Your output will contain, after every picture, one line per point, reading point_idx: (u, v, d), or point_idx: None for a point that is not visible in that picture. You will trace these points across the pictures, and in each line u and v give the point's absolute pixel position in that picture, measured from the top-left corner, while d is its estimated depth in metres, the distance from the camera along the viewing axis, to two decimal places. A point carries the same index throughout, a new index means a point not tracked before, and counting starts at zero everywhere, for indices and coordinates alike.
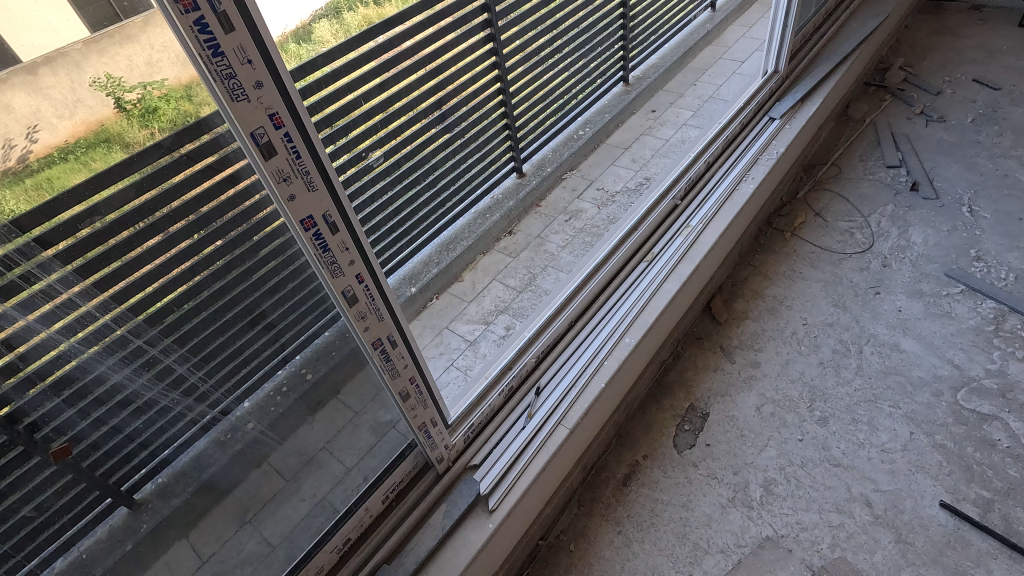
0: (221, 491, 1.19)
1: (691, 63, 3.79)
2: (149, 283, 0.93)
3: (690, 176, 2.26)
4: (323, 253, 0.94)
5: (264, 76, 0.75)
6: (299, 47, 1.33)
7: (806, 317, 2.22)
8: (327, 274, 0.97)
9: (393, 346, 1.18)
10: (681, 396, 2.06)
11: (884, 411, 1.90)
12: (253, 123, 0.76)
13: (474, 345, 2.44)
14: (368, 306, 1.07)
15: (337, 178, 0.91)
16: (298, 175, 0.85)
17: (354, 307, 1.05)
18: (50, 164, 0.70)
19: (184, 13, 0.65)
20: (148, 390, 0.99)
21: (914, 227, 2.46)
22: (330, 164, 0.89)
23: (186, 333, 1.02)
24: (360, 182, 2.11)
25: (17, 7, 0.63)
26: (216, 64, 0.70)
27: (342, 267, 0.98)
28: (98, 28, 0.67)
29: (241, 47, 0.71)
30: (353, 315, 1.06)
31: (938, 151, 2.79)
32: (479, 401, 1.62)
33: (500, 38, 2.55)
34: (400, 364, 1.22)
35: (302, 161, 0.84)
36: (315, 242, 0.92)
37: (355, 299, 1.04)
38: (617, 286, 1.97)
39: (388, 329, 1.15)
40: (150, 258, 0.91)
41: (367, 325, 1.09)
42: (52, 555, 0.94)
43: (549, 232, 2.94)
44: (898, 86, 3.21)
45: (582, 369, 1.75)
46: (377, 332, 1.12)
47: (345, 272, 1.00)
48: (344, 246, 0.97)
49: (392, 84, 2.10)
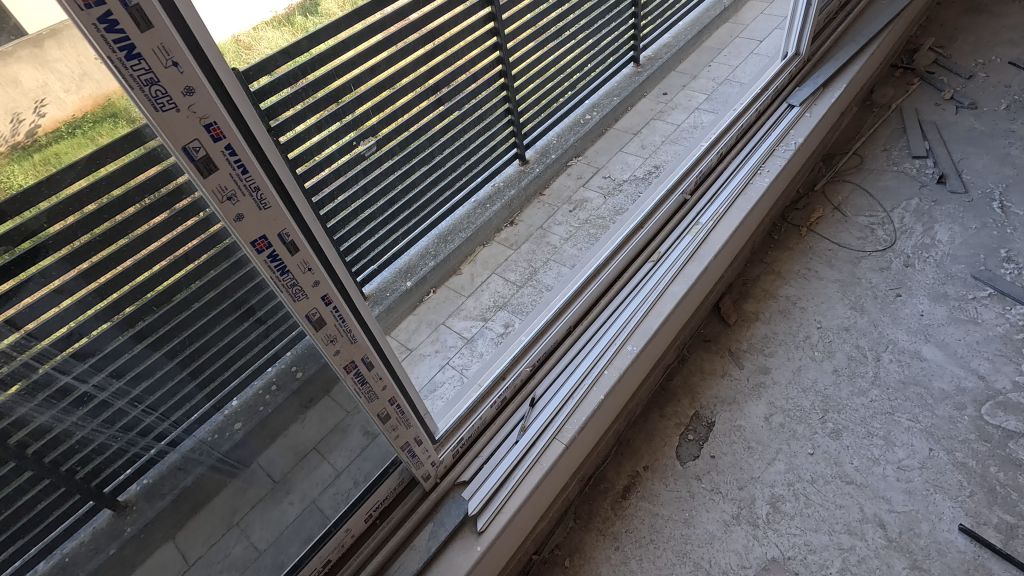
0: (199, 500, 1.10)
1: (706, 43, 3.59)
2: (127, 281, 0.83)
3: (701, 168, 2.11)
4: (282, 275, 0.83)
5: (197, 80, 0.63)
6: (306, 20, 1.24)
7: (820, 320, 2.10)
8: (287, 298, 0.86)
9: (371, 367, 1.08)
10: (686, 402, 1.97)
11: (902, 425, 1.78)
12: (185, 135, 0.65)
13: (471, 343, 2.35)
14: (340, 330, 0.97)
15: (291, 189, 0.80)
16: (246, 191, 0.73)
17: (324, 330, 0.95)
18: (60, 139, 0.64)
19: (85, 9, 0.53)
20: (80, 429, 0.87)
21: (940, 224, 2.31)
22: (282, 175, 0.78)
23: (177, 331, 0.94)
24: (352, 172, 2.03)
25: None
26: (133, 68, 0.58)
27: (304, 290, 0.87)
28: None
29: (163, 47, 0.59)
30: (321, 339, 0.95)
31: (968, 141, 2.61)
32: (470, 414, 1.52)
33: (502, 17, 2.40)
34: (377, 386, 1.12)
35: (250, 176, 0.73)
36: (271, 265, 0.81)
37: (324, 322, 0.94)
38: (621, 288, 1.85)
39: (364, 350, 1.04)
40: (116, 263, 0.80)
41: (339, 348, 0.99)
42: (35, 559, 0.88)
43: (551, 223, 2.79)
44: (927, 69, 3.01)
45: (582, 379, 1.64)
46: (351, 354, 1.02)
47: (311, 296, 0.89)
48: (306, 266, 0.86)
49: (384, 68, 1.98)
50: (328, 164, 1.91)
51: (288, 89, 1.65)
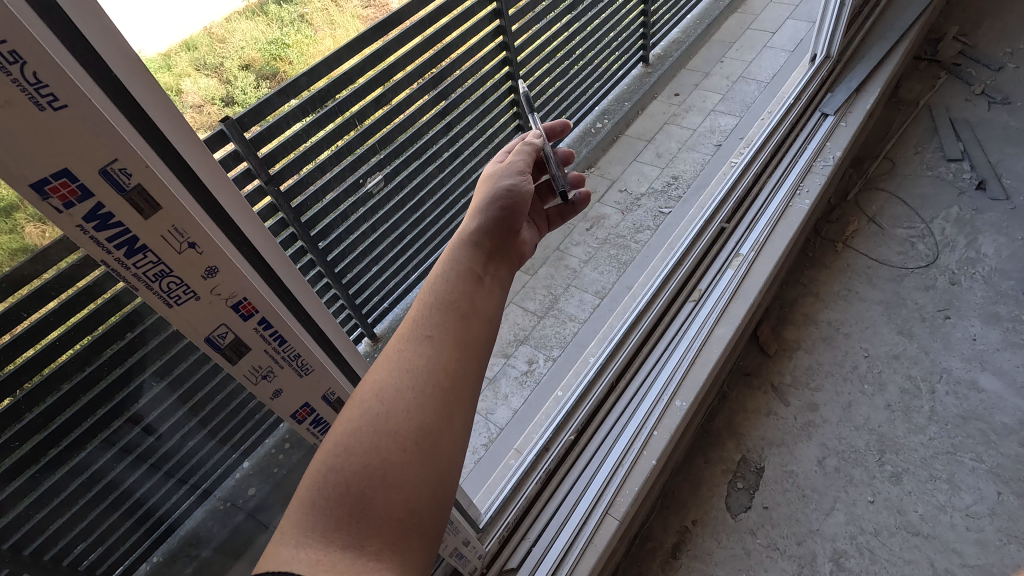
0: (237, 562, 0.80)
1: (714, 37, 3.49)
2: (69, 316, 0.53)
3: (738, 193, 1.92)
4: (270, 352, 0.56)
5: (247, 263, 0.51)
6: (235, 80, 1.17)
7: (867, 348, 1.98)
8: (259, 394, 0.59)
9: (475, 291, 0.88)
10: (731, 445, 1.85)
11: (966, 466, 1.69)
12: (210, 324, 0.49)
13: (494, 384, 2.15)
14: (425, 364, 0.73)
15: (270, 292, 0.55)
16: (286, 361, 0.58)
17: (442, 406, 0.69)
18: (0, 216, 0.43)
19: (67, 211, 0.38)
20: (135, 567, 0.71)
21: (984, 235, 2.19)
22: (267, 277, 0.54)
23: (125, 342, 0.57)
24: (360, 211, 1.96)
25: (50, 155, 0.35)
26: (138, 265, 0.43)
27: (262, 377, 0.57)
28: (50, 159, 0.35)
29: (177, 228, 0.43)
30: (465, 411, 0.71)
31: (1004, 140, 2.49)
32: (515, 494, 1.36)
33: (511, 29, 2.32)
34: (498, 278, 0.96)
35: (289, 345, 0.57)
36: (270, 344, 0.55)
37: (419, 400, 0.69)
38: (662, 334, 1.67)
39: (435, 307, 0.81)
40: (25, 310, 0.50)
41: (461, 364, 0.75)
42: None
43: (569, 244, 2.61)
44: (952, 60, 2.87)
45: (630, 446, 1.49)
46: (480, 358, 0.78)
47: (367, 434, 0.64)
48: (266, 370, 0.57)
49: (389, 98, 1.93)
50: (334, 206, 1.84)
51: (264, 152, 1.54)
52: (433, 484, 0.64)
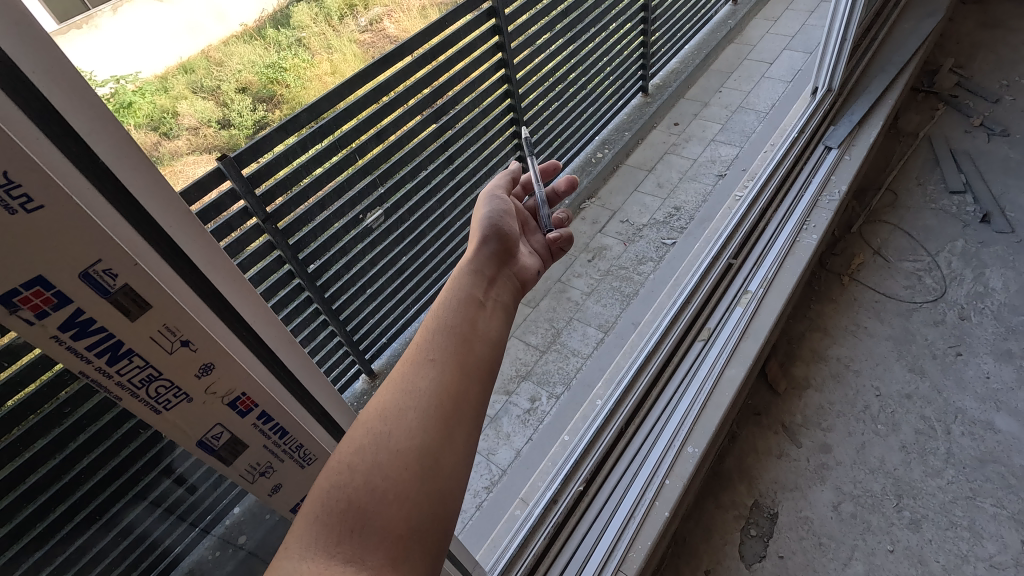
0: None
1: (712, 67, 3.51)
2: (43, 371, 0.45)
3: (746, 227, 1.89)
4: (271, 445, 0.50)
5: (246, 350, 0.46)
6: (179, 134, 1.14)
7: (879, 385, 1.93)
8: (251, 489, 0.53)
9: (478, 312, 0.83)
10: (742, 489, 1.79)
11: (987, 513, 1.63)
12: (203, 426, 0.44)
13: (496, 422, 2.09)
14: (426, 383, 0.67)
15: (268, 379, 0.49)
16: (286, 453, 0.53)
17: (446, 426, 0.63)
18: None
19: (40, 321, 0.33)
20: None
21: (991, 270, 2.17)
22: (265, 363, 0.49)
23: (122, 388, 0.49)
24: (359, 246, 1.90)
25: (15, 258, 0.30)
26: (122, 370, 0.37)
27: (260, 471, 0.52)
28: (19, 264, 0.30)
29: (168, 326, 0.38)
30: (471, 432, 0.64)
31: (1006, 172, 2.48)
32: (522, 552, 1.29)
33: (513, 60, 2.30)
34: (502, 300, 0.91)
35: (289, 436, 0.52)
36: (268, 437, 0.49)
37: (421, 420, 0.62)
38: (672, 375, 1.61)
39: (438, 328, 0.76)
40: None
41: (466, 383, 0.69)
42: None
43: (570, 275, 2.56)
44: (950, 92, 2.88)
45: (640, 495, 1.44)
46: (485, 378, 0.73)
47: (366, 453, 0.57)
48: (264, 464, 0.52)
49: (391, 132, 1.89)
50: (333, 241, 1.80)
51: (259, 189, 1.53)
52: (436, 506, 0.57)
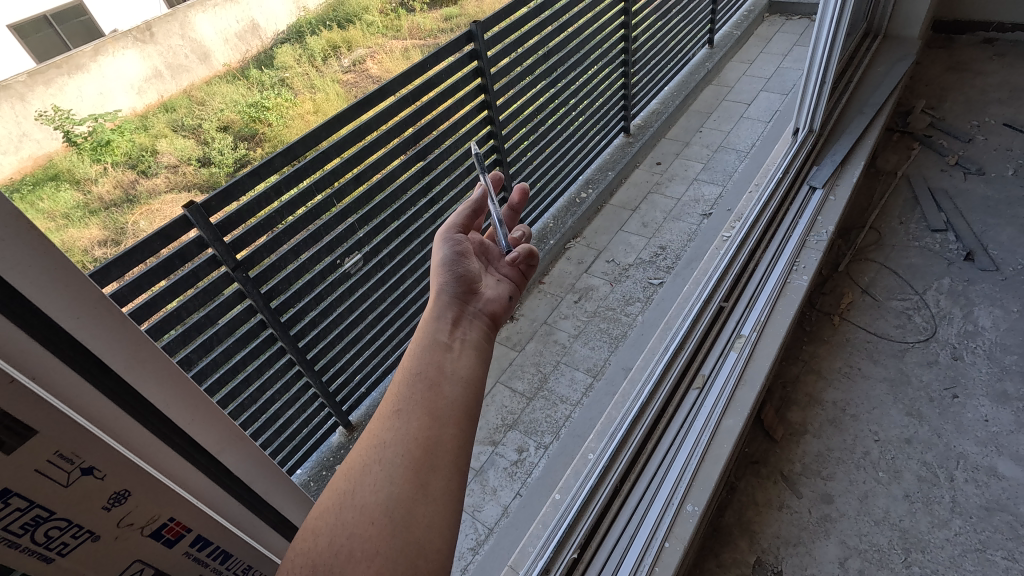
0: None
1: (692, 107, 3.56)
2: None
3: (735, 270, 1.84)
4: (178, 555, 0.51)
5: (179, 470, 0.50)
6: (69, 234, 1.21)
7: (877, 430, 1.87)
8: None
9: (446, 353, 0.82)
10: (743, 545, 1.69)
11: (998, 566, 1.55)
12: (103, 546, 0.45)
13: (481, 475, 1.98)
14: (394, 435, 0.68)
15: (179, 483, 0.50)
16: (197, 560, 0.53)
17: (414, 477, 0.64)
18: None
19: None
20: None
21: (979, 308, 2.15)
22: (179, 466, 0.51)
23: None
24: (336, 292, 1.82)
25: None
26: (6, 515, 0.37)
27: None
28: None
29: (61, 453, 0.39)
30: (445, 477, 0.65)
31: (985, 210, 2.51)
32: None
33: (496, 101, 2.28)
34: (476, 336, 0.90)
35: (202, 539, 0.53)
36: (176, 544, 0.50)
37: (388, 472, 0.64)
38: (667, 427, 1.53)
39: (404, 377, 0.77)
40: None
41: (435, 429, 0.69)
42: None
43: (557, 317, 2.50)
44: (924, 132, 2.94)
45: (638, 561, 1.34)
46: (459, 419, 0.71)
47: (330, 517, 0.61)
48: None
49: (371, 174, 1.83)
50: (309, 288, 1.71)
51: (227, 237, 1.45)
52: (410, 556, 0.59)
